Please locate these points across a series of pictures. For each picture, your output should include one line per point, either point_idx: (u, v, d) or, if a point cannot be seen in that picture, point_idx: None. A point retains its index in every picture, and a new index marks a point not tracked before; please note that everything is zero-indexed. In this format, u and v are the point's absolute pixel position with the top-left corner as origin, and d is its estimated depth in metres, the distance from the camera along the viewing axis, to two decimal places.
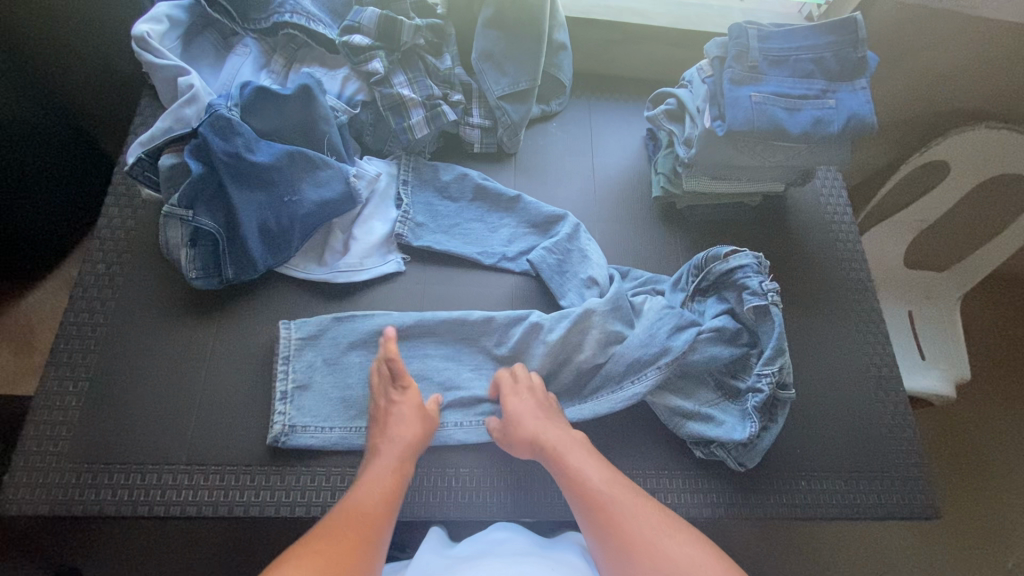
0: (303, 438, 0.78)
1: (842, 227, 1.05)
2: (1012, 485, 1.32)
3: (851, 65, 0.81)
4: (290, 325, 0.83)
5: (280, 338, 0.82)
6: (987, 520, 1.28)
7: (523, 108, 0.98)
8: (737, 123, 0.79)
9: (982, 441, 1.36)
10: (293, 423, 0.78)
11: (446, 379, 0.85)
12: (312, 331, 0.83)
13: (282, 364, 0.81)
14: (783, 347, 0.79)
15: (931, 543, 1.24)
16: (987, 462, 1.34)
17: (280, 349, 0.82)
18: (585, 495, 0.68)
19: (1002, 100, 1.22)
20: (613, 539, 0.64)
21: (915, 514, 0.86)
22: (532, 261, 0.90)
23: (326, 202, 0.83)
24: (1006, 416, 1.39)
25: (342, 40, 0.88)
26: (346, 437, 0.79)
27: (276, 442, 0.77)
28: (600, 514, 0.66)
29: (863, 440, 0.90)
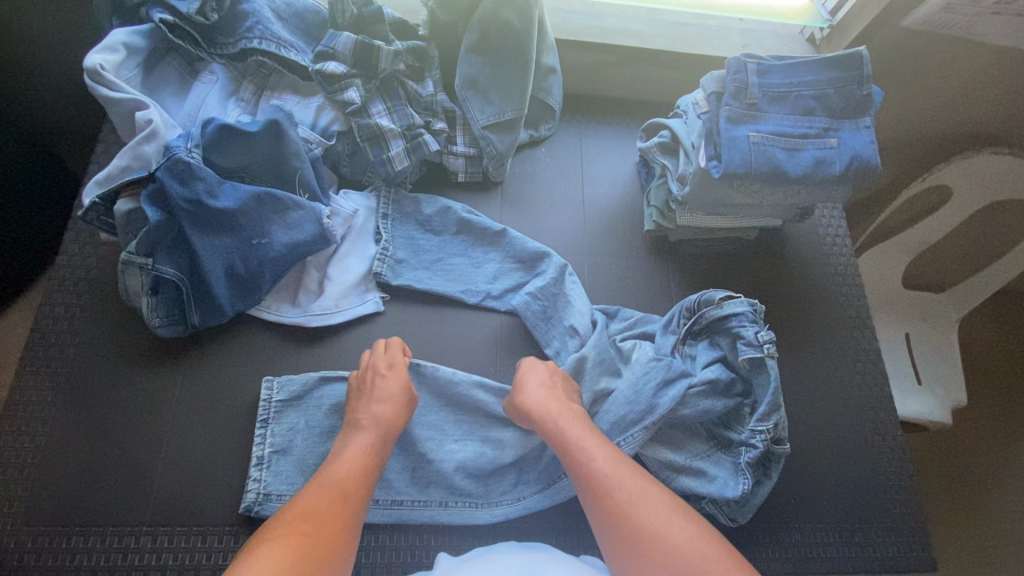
0: (276, 509, 0.72)
1: (840, 261, 1.01)
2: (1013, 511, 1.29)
3: (855, 102, 0.77)
4: (272, 384, 0.78)
5: (262, 399, 0.77)
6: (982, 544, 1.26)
7: (510, 138, 0.91)
8: (733, 165, 0.74)
9: (978, 464, 1.34)
10: (268, 491, 0.73)
11: (428, 429, 0.81)
12: (296, 391, 0.78)
13: (260, 427, 0.76)
14: (779, 402, 0.76)
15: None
16: (984, 486, 1.31)
17: (259, 411, 0.77)
18: (587, 476, 0.65)
19: (1008, 124, 1.18)
20: (619, 527, 0.61)
21: (914, 568, 0.83)
22: (516, 307, 0.86)
23: (298, 245, 0.77)
24: (1006, 440, 1.36)
25: (316, 67, 0.82)
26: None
27: (248, 512, 0.72)
28: (603, 499, 0.63)
29: (859, 487, 0.87)
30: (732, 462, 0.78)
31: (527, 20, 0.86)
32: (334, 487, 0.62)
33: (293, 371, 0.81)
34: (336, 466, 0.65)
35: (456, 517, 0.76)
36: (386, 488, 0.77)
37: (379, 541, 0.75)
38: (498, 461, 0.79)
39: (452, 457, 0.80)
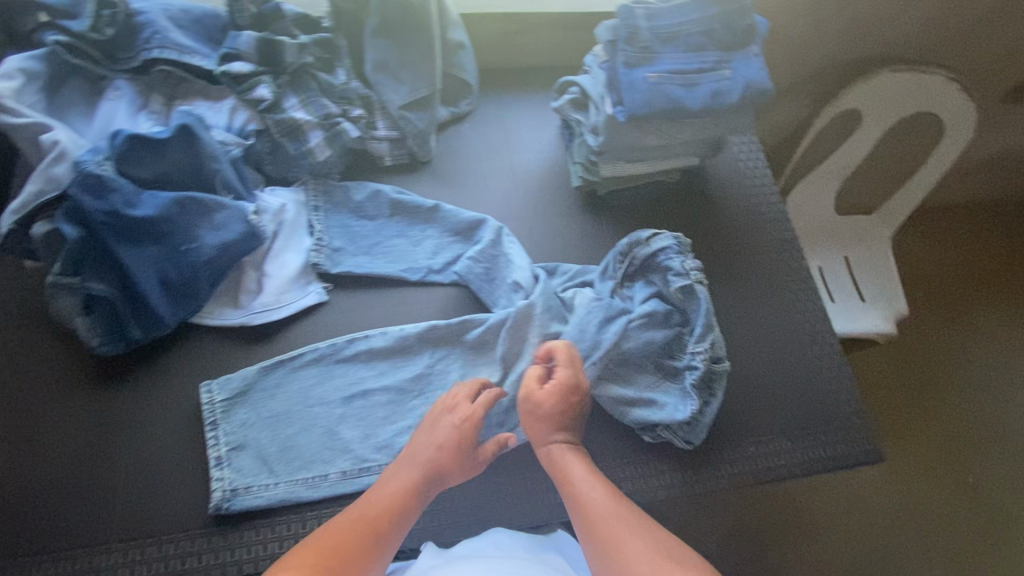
0: (246, 500, 0.74)
1: (763, 191, 1.06)
2: (931, 407, 1.48)
3: (741, 32, 0.81)
4: (212, 386, 0.79)
5: (204, 403, 0.79)
6: (909, 440, 1.45)
7: (427, 115, 0.95)
8: (635, 107, 0.78)
9: (898, 370, 1.52)
10: (234, 486, 0.74)
11: (387, 406, 0.82)
12: (237, 388, 0.80)
13: (210, 429, 0.78)
14: (711, 323, 0.82)
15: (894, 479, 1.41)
16: (904, 388, 1.51)
17: (205, 415, 0.78)
18: (586, 512, 0.70)
19: (902, 42, 1.25)
20: (613, 557, 0.66)
21: (859, 460, 0.89)
22: (459, 273, 0.89)
23: (230, 245, 0.79)
24: (917, 345, 1.55)
25: (222, 69, 0.83)
26: (294, 490, 0.75)
27: (218, 510, 0.73)
28: (592, 527, 0.69)
29: (803, 396, 0.92)
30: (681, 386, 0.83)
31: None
32: (366, 515, 0.68)
33: (242, 367, 0.82)
34: (372, 500, 0.70)
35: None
36: (357, 460, 0.78)
37: None
38: None
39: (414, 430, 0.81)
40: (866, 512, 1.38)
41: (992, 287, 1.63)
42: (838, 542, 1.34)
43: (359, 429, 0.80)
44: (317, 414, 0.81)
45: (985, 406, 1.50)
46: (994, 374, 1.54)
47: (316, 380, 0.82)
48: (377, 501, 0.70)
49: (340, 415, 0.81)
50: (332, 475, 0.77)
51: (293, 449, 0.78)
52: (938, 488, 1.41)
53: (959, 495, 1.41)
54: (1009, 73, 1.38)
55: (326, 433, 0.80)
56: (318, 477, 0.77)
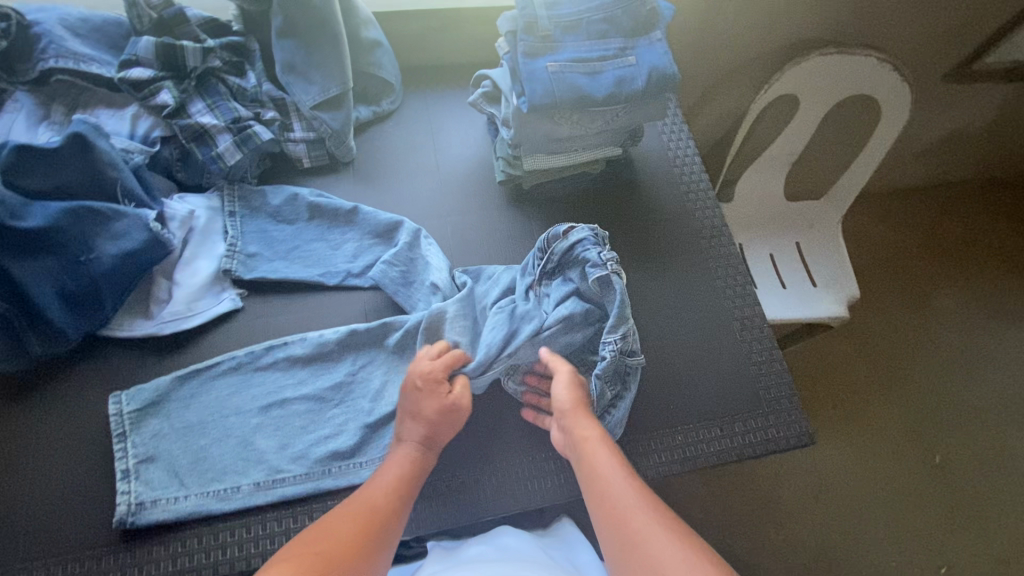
0: (153, 514, 0.71)
1: (691, 178, 1.06)
2: (865, 394, 1.60)
3: (643, 17, 0.81)
4: (122, 397, 0.77)
5: (113, 414, 0.76)
6: (849, 426, 1.56)
7: (341, 114, 0.94)
8: (537, 97, 0.77)
9: (838, 362, 1.64)
10: (140, 500, 0.72)
11: (306, 416, 0.80)
12: (149, 399, 0.77)
13: (119, 442, 0.75)
14: (625, 316, 0.79)
15: (862, 460, 1.52)
16: (844, 379, 1.62)
17: (114, 427, 0.75)
18: (603, 499, 0.65)
19: (832, 25, 1.25)
20: (623, 549, 0.59)
21: (793, 444, 0.88)
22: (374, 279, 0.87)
23: (131, 253, 0.77)
24: (851, 337, 1.67)
25: (121, 76, 0.82)
26: (204, 502, 0.72)
27: (123, 525, 0.70)
28: (612, 515, 0.62)
29: (733, 381, 0.92)
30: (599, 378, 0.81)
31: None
32: (365, 506, 0.64)
33: (153, 377, 0.80)
34: (376, 482, 0.68)
35: (341, 480, 0.75)
36: (272, 470, 0.75)
37: (270, 528, 0.73)
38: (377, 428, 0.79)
39: (331, 439, 0.78)
40: (837, 490, 1.49)
41: (942, 269, 1.78)
42: (812, 520, 1.45)
43: (276, 440, 0.77)
44: (232, 424, 0.78)
45: (943, 385, 1.63)
46: (949, 354, 1.67)
47: (234, 387, 0.80)
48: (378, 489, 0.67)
49: (257, 427, 0.78)
50: (245, 487, 0.73)
51: (206, 461, 0.75)
52: (904, 465, 1.52)
53: (922, 471, 1.52)
54: (943, 53, 1.39)
55: (240, 443, 0.76)
56: (229, 489, 0.73)
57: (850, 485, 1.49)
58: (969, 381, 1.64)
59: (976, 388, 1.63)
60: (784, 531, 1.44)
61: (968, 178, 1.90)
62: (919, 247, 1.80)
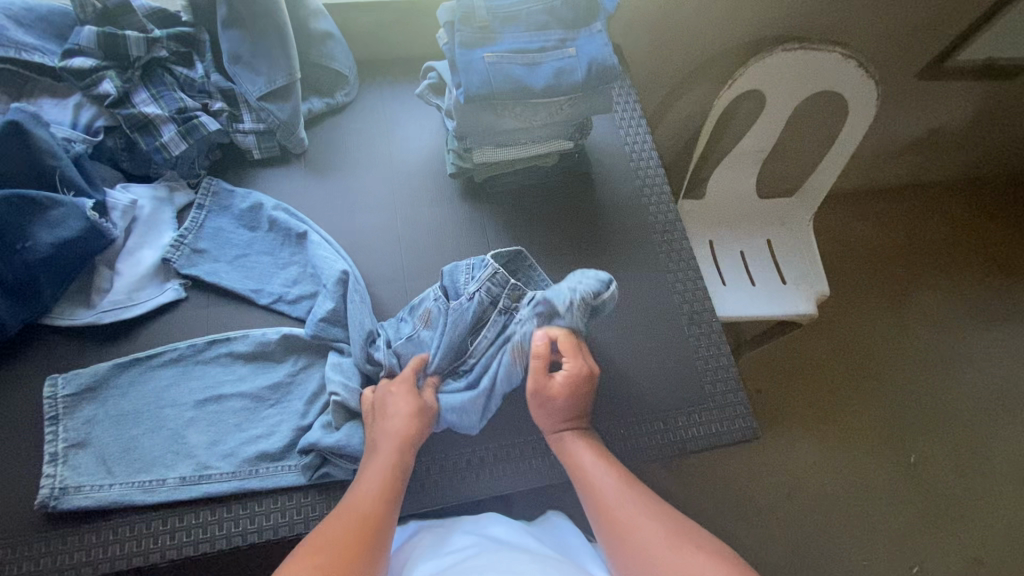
0: (75, 500, 0.71)
1: (647, 172, 1.06)
2: (840, 393, 1.59)
3: (583, 9, 0.81)
4: (57, 380, 0.77)
5: (46, 397, 0.76)
6: (822, 426, 1.55)
7: (289, 106, 0.93)
8: (474, 87, 0.77)
9: (812, 361, 1.63)
10: (65, 484, 0.71)
11: (240, 413, 0.79)
12: (85, 384, 0.78)
13: (51, 425, 0.75)
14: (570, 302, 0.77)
15: (836, 461, 1.51)
16: (818, 378, 1.61)
17: (47, 410, 0.75)
18: (595, 501, 0.72)
19: (797, 20, 1.24)
20: (622, 545, 0.68)
21: (737, 439, 0.87)
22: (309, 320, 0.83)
23: (67, 241, 0.77)
24: (825, 336, 1.66)
25: (62, 65, 0.82)
26: (128, 492, 0.72)
27: (45, 507, 0.70)
28: (607, 520, 0.70)
29: (679, 376, 0.91)
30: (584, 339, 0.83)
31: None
32: (357, 512, 0.66)
33: (89, 365, 0.80)
34: (360, 488, 0.69)
35: (267, 482, 0.74)
36: (198, 466, 0.74)
37: (201, 518, 0.72)
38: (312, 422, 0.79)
39: (262, 439, 0.78)
40: (809, 491, 1.48)
41: (922, 269, 1.77)
42: (782, 520, 1.44)
43: (208, 435, 0.77)
44: (166, 416, 0.78)
45: (920, 386, 1.62)
46: (923, 351, 1.66)
47: (173, 378, 0.80)
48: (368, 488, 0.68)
49: (190, 422, 0.78)
50: (169, 480, 0.73)
51: (135, 450, 0.75)
52: (877, 465, 1.51)
53: (898, 472, 1.51)
54: (913, 49, 1.37)
55: (172, 436, 0.76)
56: (154, 481, 0.73)
57: (822, 485, 1.48)
58: (945, 382, 1.63)
59: (951, 388, 1.62)
60: (755, 531, 1.43)
61: (948, 177, 1.89)
62: (898, 247, 1.79)
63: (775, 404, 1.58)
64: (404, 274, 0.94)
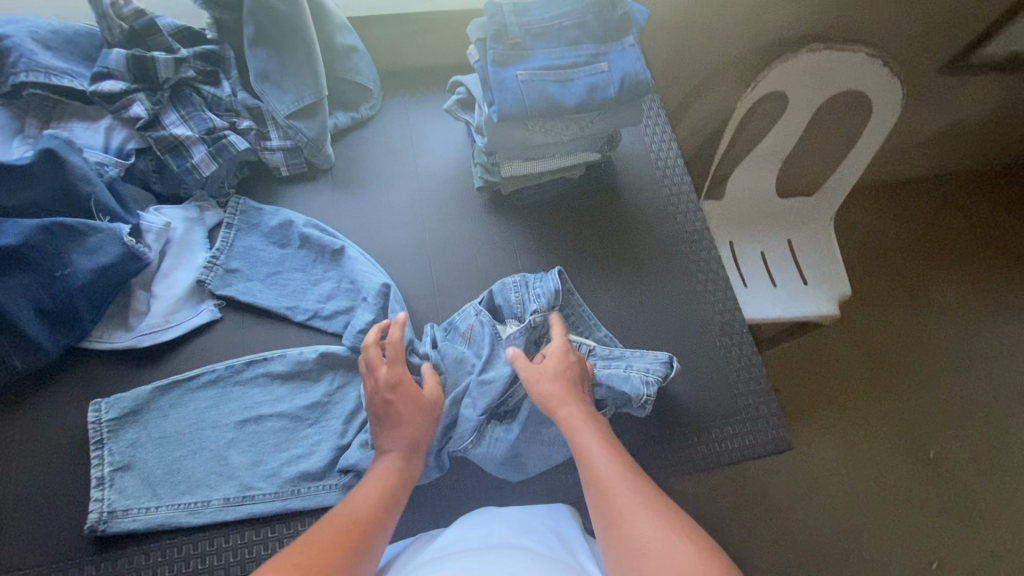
0: (124, 523, 0.72)
1: (673, 181, 1.05)
2: (857, 390, 1.59)
3: (614, 24, 0.81)
4: (101, 405, 0.78)
5: (91, 422, 0.77)
6: (837, 422, 1.55)
7: (317, 123, 0.93)
8: (506, 106, 0.76)
9: (829, 357, 1.63)
10: (112, 508, 0.73)
11: (280, 434, 0.80)
12: (128, 407, 0.78)
13: (96, 449, 0.76)
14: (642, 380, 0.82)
15: (853, 458, 1.52)
16: (834, 374, 1.61)
17: (92, 435, 0.77)
18: (594, 477, 0.69)
19: (822, 19, 1.22)
20: (616, 529, 0.63)
21: (769, 450, 0.88)
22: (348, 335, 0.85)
23: (107, 267, 0.78)
24: (842, 332, 1.66)
25: (91, 88, 0.82)
26: (174, 514, 0.73)
27: (95, 532, 0.71)
28: (603, 499, 0.66)
29: (711, 388, 0.92)
30: (634, 388, 0.80)
31: (292, 3, 0.87)
32: (353, 513, 0.65)
33: (129, 387, 0.81)
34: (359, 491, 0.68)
35: (310, 501, 0.75)
36: (243, 487, 0.75)
37: (246, 537, 0.74)
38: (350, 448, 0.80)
39: (303, 459, 0.78)
40: (829, 487, 1.48)
41: (942, 263, 1.75)
42: (803, 518, 1.45)
43: (249, 455, 0.78)
44: (207, 437, 0.79)
45: (938, 383, 1.61)
46: (942, 348, 1.65)
47: (213, 399, 0.81)
48: (362, 497, 0.67)
49: (231, 444, 0.78)
50: (215, 501, 0.74)
51: (179, 472, 0.76)
52: (895, 458, 1.52)
53: (915, 468, 1.51)
54: (938, 45, 1.35)
55: (215, 456, 0.77)
56: (200, 502, 0.74)
57: (842, 483, 1.49)
58: (964, 376, 1.63)
59: (970, 383, 1.62)
60: (777, 529, 1.44)
61: (968, 169, 1.87)
62: (918, 242, 1.77)
63: (792, 400, 1.58)
64: (434, 288, 0.95)
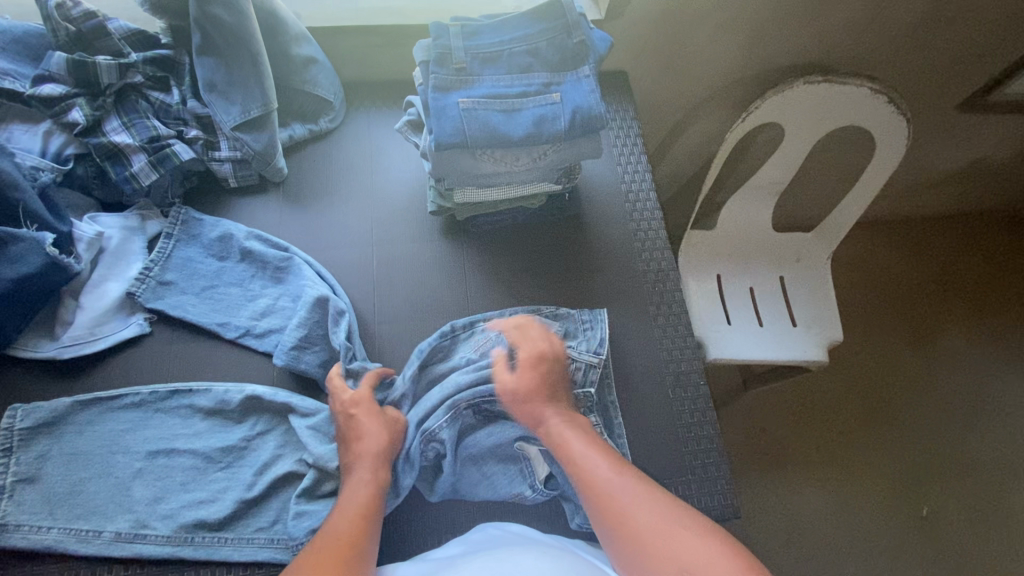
0: (14, 539, 0.70)
1: (642, 216, 1.00)
2: (848, 437, 1.46)
3: (570, 52, 0.75)
4: (17, 411, 0.76)
5: (3, 428, 0.74)
6: (823, 469, 1.43)
7: (265, 136, 0.90)
8: (445, 135, 0.72)
9: (821, 399, 1.50)
10: (5, 521, 0.70)
11: (188, 471, 0.77)
12: (44, 418, 0.76)
13: (4, 456, 0.73)
14: None
15: (839, 510, 1.39)
16: (824, 417, 1.48)
17: (1, 441, 0.74)
18: (587, 483, 0.69)
19: (823, 49, 1.14)
20: (617, 532, 0.65)
21: (715, 518, 0.81)
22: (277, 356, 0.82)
23: (27, 277, 0.75)
24: (837, 373, 1.52)
25: (30, 91, 0.80)
26: (63, 539, 0.70)
27: None
28: (601, 507, 0.67)
29: (658, 444, 0.85)
30: None
31: (237, 14, 0.84)
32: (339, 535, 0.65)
33: (47, 399, 0.79)
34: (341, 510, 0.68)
35: (202, 551, 0.72)
36: (136, 523, 0.72)
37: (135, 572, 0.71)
38: (259, 489, 0.76)
39: (204, 504, 0.75)
40: (814, 541, 1.36)
41: (957, 307, 1.61)
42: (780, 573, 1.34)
43: (153, 490, 0.75)
44: (116, 463, 0.76)
45: (939, 436, 1.47)
46: (948, 399, 1.51)
47: (127, 427, 0.78)
48: (345, 526, 0.66)
49: (137, 475, 0.75)
50: (105, 534, 0.71)
51: (80, 495, 0.73)
52: (891, 518, 1.39)
53: (905, 526, 1.39)
54: (956, 82, 1.26)
55: (119, 486, 0.74)
56: (92, 531, 0.71)
57: (830, 541, 1.36)
58: (975, 434, 1.48)
59: (981, 442, 1.47)
60: None
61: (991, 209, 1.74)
62: (932, 282, 1.63)
63: (776, 441, 1.45)
64: (374, 315, 0.90)
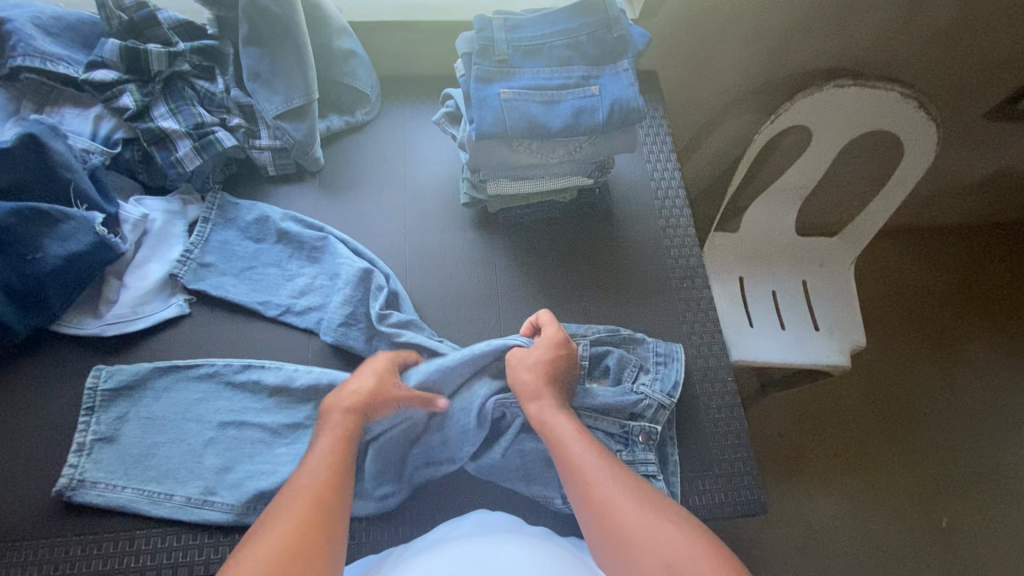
0: (89, 495, 0.72)
1: (673, 213, 1.01)
2: (868, 445, 1.45)
3: (609, 46, 0.77)
4: (100, 373, 0.79)
5: (87, 388, 0.78)
6: (842, 475, 1.42)
7: (305, 125, 0.92)
8: (485, 124, 0.73)
9: (841, 406, 1.49)
10: (82, 477, 0.73)
11: (256, 444, 0.79)
12: (124, 380, 0.79)
13: (85, 415, 0.77)
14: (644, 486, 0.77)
15: (856, 516, 1.38)
16: (844, 423, 1.47)
17: (85, 400, 0.78)
18: (573, 470, 0.66)
19: (852, 54, 1.15)
20: (602, 520, 0.61)
21: (743, 513, 0.81)
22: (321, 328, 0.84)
23: (75, 255, 0.78)
24: (857, 380, 1.51)
25: (84, 77, 0.83)
26: (136, 498, 0.73)
27: (61, 496, 0.72)
28: (586, 493, 0.64)
29: (686, 438, 0.86)
30: None
31: (285, 5, 0.86)
32: (302, 492, 0.61)
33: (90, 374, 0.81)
34: (307, 468, 0.64)
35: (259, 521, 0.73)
36: (205, 490, 0.74)
37: (173, 542, 0.72)
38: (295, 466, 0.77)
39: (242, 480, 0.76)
40: (830, 547, 1.34)
41: (983, 317, 1.60)
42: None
43: (222, 460, 0.77)
44: (188, 430, 0.78)
45: (961, 445, 1.46)
46: (972, 409, 1.50)
47: (172, 407, 0.79)
48: (307, 479, 0.62)
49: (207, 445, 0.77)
50: (175, 498, 0.73)
51: (153, 457, 0.76)
52: (906, 523, 1.37)
53: (924, 535, 1.37)
54: (985, 89, 1.25)
55: (190, 452, 0.77)
56: (163, 494, 0.73)
57: (846, 546, 1.35)
58: (997, 444, 1.46)
59: (1000, 451, 1.45)
60: None
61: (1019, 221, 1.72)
62: (958, 291, 1.62)
63: (795, 445, 1.44)
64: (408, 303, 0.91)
